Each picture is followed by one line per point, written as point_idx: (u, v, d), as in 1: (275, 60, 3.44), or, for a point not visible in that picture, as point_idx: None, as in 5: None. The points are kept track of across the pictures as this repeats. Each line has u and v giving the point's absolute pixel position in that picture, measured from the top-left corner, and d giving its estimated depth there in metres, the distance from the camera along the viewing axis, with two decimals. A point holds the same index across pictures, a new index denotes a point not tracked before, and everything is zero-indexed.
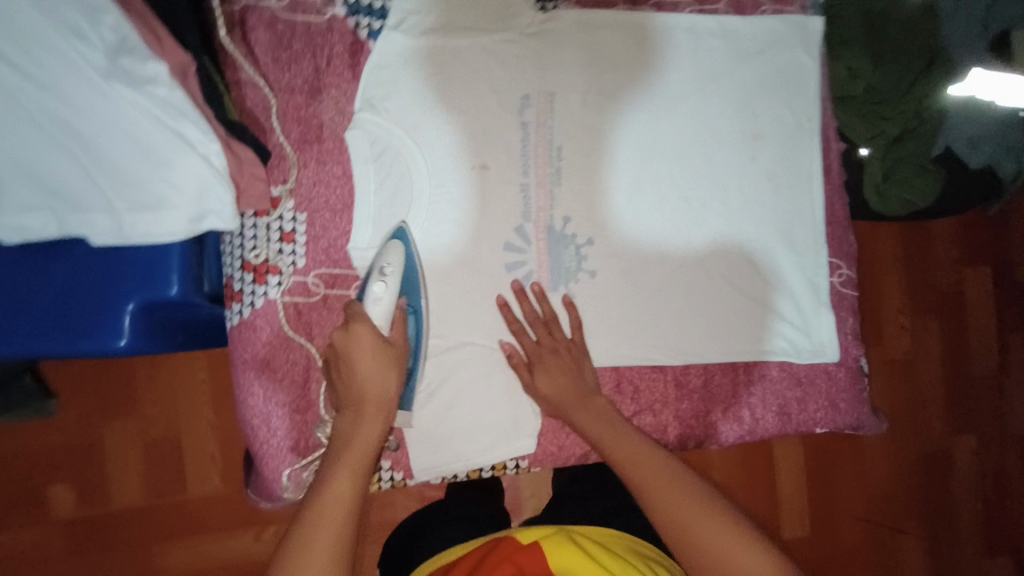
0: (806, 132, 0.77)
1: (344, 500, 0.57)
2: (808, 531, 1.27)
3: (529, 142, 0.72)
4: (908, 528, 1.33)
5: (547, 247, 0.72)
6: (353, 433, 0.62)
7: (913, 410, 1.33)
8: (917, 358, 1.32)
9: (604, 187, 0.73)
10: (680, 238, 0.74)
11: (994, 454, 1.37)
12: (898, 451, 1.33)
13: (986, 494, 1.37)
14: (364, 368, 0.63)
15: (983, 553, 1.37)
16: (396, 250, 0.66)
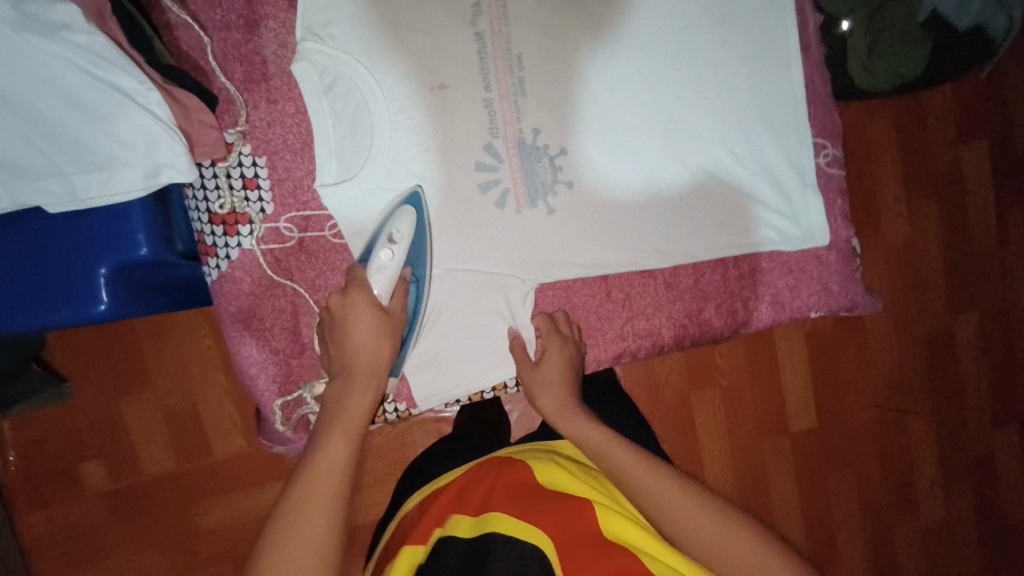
0: (780, 7, 0.72)
1: (339, 459, 0.60)
2: (818, 422, 1.30)
3: (486, 54, 0.68)
4: (915, 408, 1.36)
5: (519, 162, 0.70)
6: (347, 399, 0.64)
7: (914, 294, 1.32)
8: (918, 242, 1.30)
9: (572, 91, 0.69)
10: (657, 136, 0.71)
11: (998, 328, 1.38)
12: (903, 336, 1.33)
13: (992, 367, 1.39)
14: (360, 334, 0.66)
15: (990, 424, 1.41)
16: (407, 217, 0.66)
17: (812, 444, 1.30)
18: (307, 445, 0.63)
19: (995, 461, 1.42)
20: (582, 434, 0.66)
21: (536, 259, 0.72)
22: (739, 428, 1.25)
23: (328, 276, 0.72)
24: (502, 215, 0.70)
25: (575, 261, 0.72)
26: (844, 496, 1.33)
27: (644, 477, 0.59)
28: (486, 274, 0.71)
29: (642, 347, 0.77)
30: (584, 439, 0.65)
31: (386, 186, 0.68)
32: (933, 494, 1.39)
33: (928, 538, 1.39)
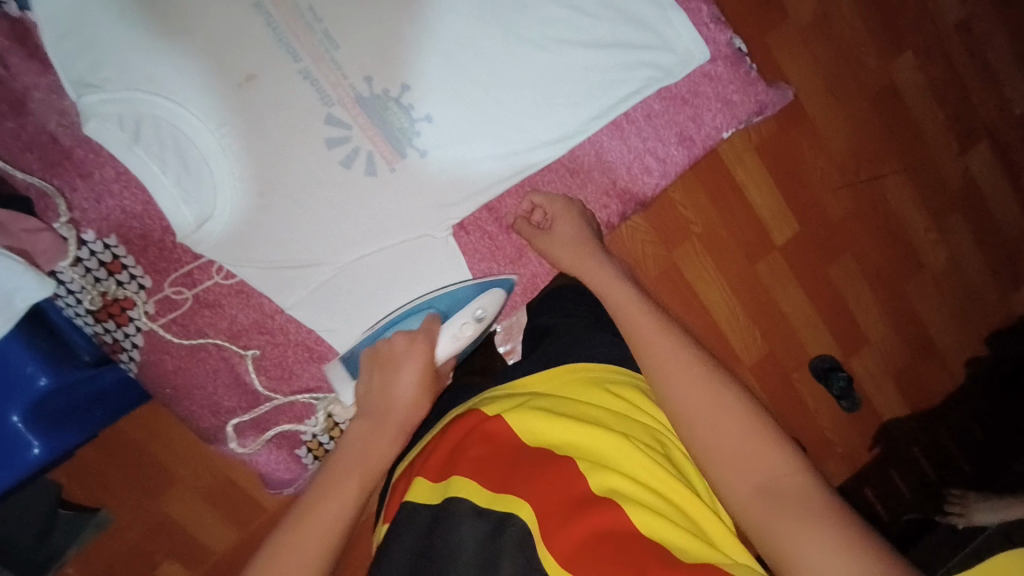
0: None
1: (343, 511, 0.51)
2: (800, 225, 1.27)
3: (276, 21, 0.60)
4: (885, 167, 1.34)
5: (368, 120, 0.64)
6: (368, 442, 0.56)
7: (843, 58, 1.26)
8: (829, 6, 1.24)
9: (385, 19, 0.62)
10: (492, 26, 0.64)
11: (936, 53, 1.34)
12: (851, 104, 1.28)
13: (944, 95, 1.36)
14: (404, 386, 0.61)
15: (960, 150, 1.40)
16: (497, 299, 0.68)
17: (804, 247, 1.28)
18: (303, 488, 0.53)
19: (976, 183, 1.42)
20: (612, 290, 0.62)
21: (434, 207, 0.68)
22: (731, 263, 1.22)
23: (243, 317, 0.67)
24: (376, 180, 0.65)
25: (473, 192, 0.68)
26: (849, 280, 1.33)
27: (657, 346, 0.55)
28: (394, 245, 0.68)
29: None
30: (614, 297, 0.61)
31: (247, 207, 0.63)
32: (931, 240, 1.39)
33: (940, 283, 1.41)
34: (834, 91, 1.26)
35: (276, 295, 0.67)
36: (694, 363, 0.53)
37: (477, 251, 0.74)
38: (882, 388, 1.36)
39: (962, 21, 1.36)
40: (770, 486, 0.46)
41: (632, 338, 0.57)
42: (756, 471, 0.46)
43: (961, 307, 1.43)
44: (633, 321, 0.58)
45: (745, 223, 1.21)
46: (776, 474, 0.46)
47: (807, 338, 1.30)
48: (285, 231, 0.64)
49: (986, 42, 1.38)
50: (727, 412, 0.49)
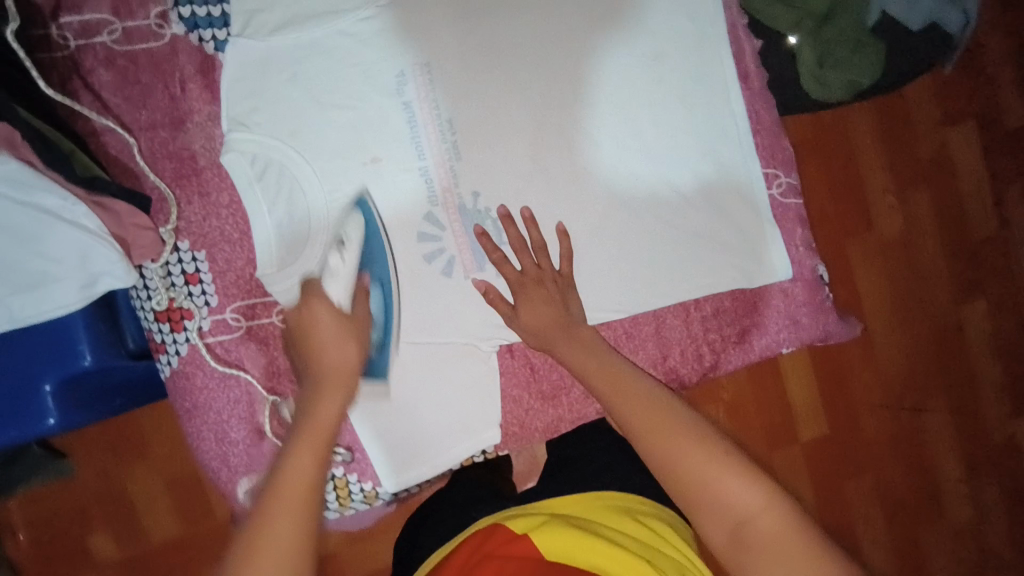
0: (717, 29, 0.69)
1: (304, 481, 0.53)
2: (829, 430, 1.25)
3: (417, 122, 0.67)
4: (931, 404, 1.31)
5: (462, 228, 0.68)
6: (314, 406, 0.58)
7: (914, 289, 1.29)
8: (913, 237, 1.29)
9: (510, 151, 0.68)
10: (601, 185, 0.69)
11: (1009, 313, 1.35)
12: (911, 333, 1.29)
13: (1009, 354, 1.35)
14: (320, 333, 0.61)
15: (1014, 413, 1.35)
16: (356, 220, 0.66)
17: (825, 453, 1.26)
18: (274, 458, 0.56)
19: None
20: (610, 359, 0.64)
21: (490, 324, 0.69)
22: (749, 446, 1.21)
23: (281, 361, 0.69)
24: (448, 283, 0.69)
25: None
26: (863, 503, 1.28)
27: (643, 412, 0.60)
28: (441, 345, 0.70)
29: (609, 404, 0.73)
30: (603, 368, 0.64)
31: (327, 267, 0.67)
32: (960, 492, 1.33)
33: (958, 542, 1.33)
34: (898, 314, 1.28)
35: None
36: (705, 448, 0.57)
37: (515, 375, 0.72)
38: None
39: None
40: (744, 526, 0.55)
41: (655, 452, 0.59)
42: (730, 516, 0.55)
43: None
44: (621, 388, 0.62)
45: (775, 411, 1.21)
46: (748, 515, 0.55)
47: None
48: None
49: None
50: (707, 463, 0.57)
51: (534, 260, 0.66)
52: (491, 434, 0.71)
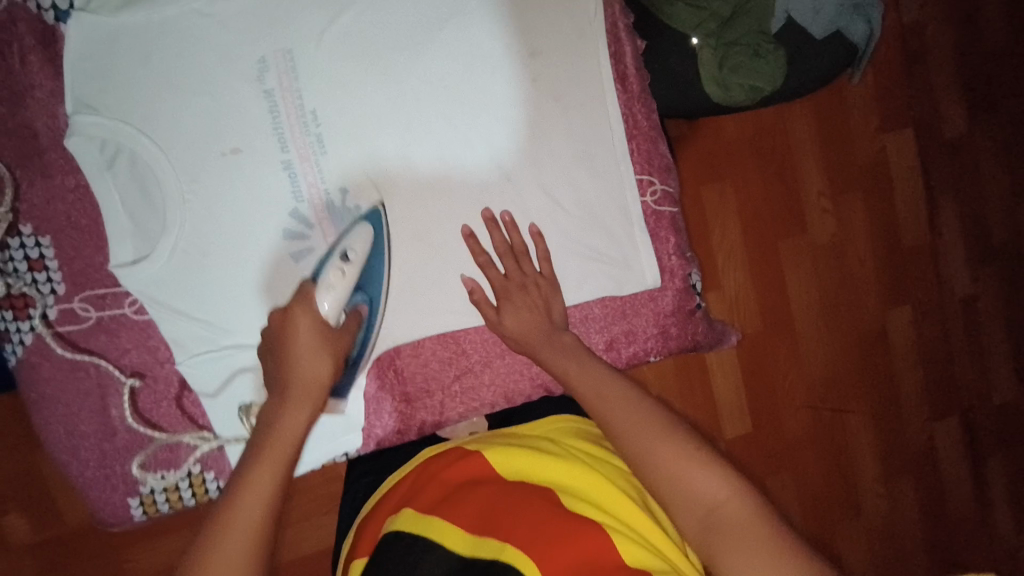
0: (594, 28, 0.68)
1: (265, 493, 0.53)
2: (752, 425, 1.27)
3: (279, 112, 0.64)
4: (851, 405, 1.34)
5: (329, 225, 0.66)
6: (280, 418, 0.60)
7: (844, 290, 1.31)
8: (844, 238, 1.30)
9: (377, 144, 0.66)
10: (473, 184, 0.67)
11: (930, 320, 1.38)
12: (837, 331, 1.31)
13: (928, 358, 1.39)
14: (297, 344, 0.62)
15: (931, 416, 1.40)
16: (365, 235, 0.65)
17: (748, 448, 1.27)
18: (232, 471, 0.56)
19: (937, 455, 1.40)
20: (568, 364, 0.63)
21: None
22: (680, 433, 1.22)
23: (134, 353, 0.68)
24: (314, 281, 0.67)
25: (397, 326, 0.69)
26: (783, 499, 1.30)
27: (617, 413, 0.57)
28: None
29: (472, 409, 0.73)
30: (568, 373, 0.62)
31: (181, 260, 0.65)
32: (875, 490, 1.37)
33: (872, 538, 1.36)
34: (825, 314, 1.30)
35: (174, 351, 0.67)
36: (677, 447, 0.53)
37: (381, 377, 0.71)
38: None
39: (968, 299, 1.40)
40: (711, 519, 0.49)
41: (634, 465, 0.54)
42: (699, 506, 0.50)
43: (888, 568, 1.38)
44: (598, 391, 0.59)
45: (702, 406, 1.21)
46: (714, 505, 0.50)
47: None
48: (208, 293, 0.66)
49: (985, 326, 1.42)
50: (670, 456, 0.53)
51: (519, 264, 0.67)
52: (354, 433, 0.71)
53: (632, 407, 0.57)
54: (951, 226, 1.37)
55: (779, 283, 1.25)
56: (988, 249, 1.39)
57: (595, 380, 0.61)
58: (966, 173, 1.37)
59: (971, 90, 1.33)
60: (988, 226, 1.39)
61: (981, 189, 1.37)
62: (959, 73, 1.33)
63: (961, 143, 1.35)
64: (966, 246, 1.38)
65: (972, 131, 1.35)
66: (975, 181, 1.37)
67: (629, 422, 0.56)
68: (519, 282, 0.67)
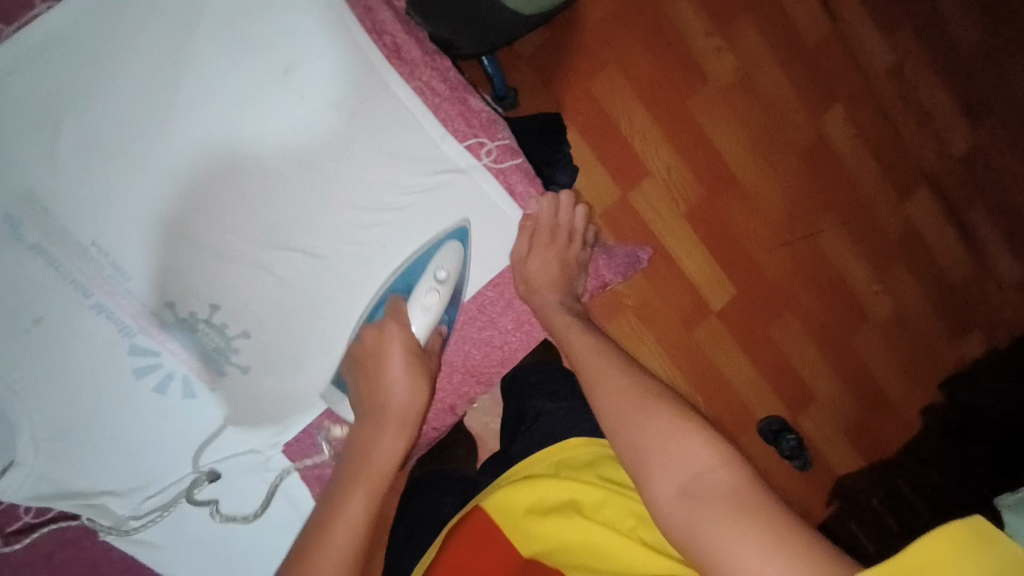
0: (337, 12, 0.59)
1: (377, 486, 0.55)
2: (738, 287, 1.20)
3: (56, 259, 0.57)
4: (826, 222, 1.24)
5: (176, 345, 0.60)
6: (391, 406, 0.58)
7: (769, 121, 1.19)
8: (752, 67, 1.18)
9: (178, 242, 0.58)
10: (296, 234, 0.60)
11: (868, 109, 1.25)
12: (782, 162, 1.20)
13: (880, 146, 1.26)
14: (411, 335, 0.59)
15: (899, 197, 1.28)
16: (469, 221, 0.63)
17: (746, 310, 1.20)
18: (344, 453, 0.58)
19: (921, 233, 1.29)
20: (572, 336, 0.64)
21: (262, 424, 0.64)
22: (664, 342, 1.17)
23: None
24: (197, 402, 0.62)
25: (302, 404, 0.64)
26: (796, 342, 1.23)
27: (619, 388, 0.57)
28: (223, 459, 0.64)
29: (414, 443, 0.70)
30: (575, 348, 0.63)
31: (53, 450, 0.60)
32: (876, 290, 1.27)
33: (893, 336, 1.29)
34: (760, 149, 1.18)
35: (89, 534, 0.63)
36: (678, 419, 0.51)
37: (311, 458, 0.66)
38: (840, 445, 1.26)
39: (894, 69, 1.27)
40: (695, 486, 0.47)
41: (624, 426, 0.53)
42: (684, 471, 0.48)
43: (917, 361, 1.30)
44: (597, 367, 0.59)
45: (687, 288, 1.17)
46: (701, 472, 0.47)
47: (752, 399, 1.23)
48: (102, 463, 0.62)
49: (923, 88, 1.29)
50: (664, 425, 0.51)
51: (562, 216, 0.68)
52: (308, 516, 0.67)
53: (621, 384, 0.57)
54: (850, 6, 1.24)
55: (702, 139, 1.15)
56: (896, 10, 1.26)
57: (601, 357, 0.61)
58: None
59: None
60: None
61: None
62: None
63: None
64: (873, 17, 1.25)
65: None
66: None
67: (641, 398, 0.55)
68: (556, 233, 0.67)
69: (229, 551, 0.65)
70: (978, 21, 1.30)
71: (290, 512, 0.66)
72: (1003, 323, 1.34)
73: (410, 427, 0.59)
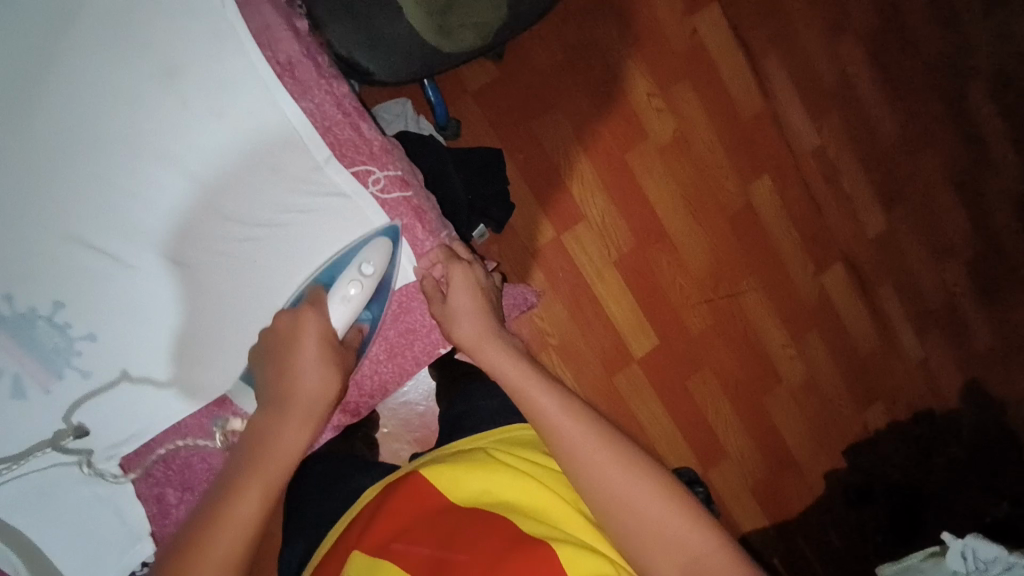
0: (229, 24, 0.59)
1: (251, 517, 0.51)
2: (658, 339, 1.22)
3: None
4: (744, 285, 1.28)
5: (10, 340, 0.57)
6: (278, 432, 0.56)
7: (700, 183, 1.24)
8: (687, 130, 1.22)
9: (28, 233, 0.56)
10: (161, 239, 0.59)
11: (794, 183, 1.31)
12: (708, 224, 1.25)
13: (803, 220, 1.32)
14: (304, 361, 0.57)
15: (817, 270, 1.34)
16: (381, 249, 0.62)
17: (661, 363, 1.22)
18: (222, 476, 0.54)
19: (834, 306, 1.35)
20: (544, 404, 0.59)
21: (100, 433, 0.60)
22: (579, 386, 1.17)
23: None
24: (26, 404, 0.58)
25: (147, 416, 0.61)
26: (707, 398, 1.26)
27: (610, 468, 0.55)
28: (51, 467, 0.60)
29: None
30: (547, 415, 0.59)
31: None
32: (789, 356, 1.32)
33: (802, 404, 1.33)
34: (689, 208, 1.23)
35: None
36: (671, 493, 0.55)
37: (155, 472, 0.63)
38: (744, 503, 1.28)
39: (819, 149, 1.34)
40: (695, 567, 0.52)
41: (626, 504, 0.54)
42: (684, 553, 0.53)
43: (823, 428, 1.35)
44: (581, 431, 0.58)
45: (609, 334, 1.18)
46: (700, 553, 0.52)
47: (662, 450, 1.24)
48: None
49: (845, 171, 1.37)
50: (665, 506, 0.54)
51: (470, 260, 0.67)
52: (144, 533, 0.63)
53: (612, 450, 0.57)
54: (785, 87, 1.30)
55: (633, 192, 1.19)
56: (826, 96, 1.34)
57: (579, 426, 0.58)
58: (787, 28, 1.30)
59: None
60: (819, 73, 1.33)
61: (804, 40, 1.31)
62: None
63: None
64: (805, 100, 1.32)
65: None
66: (796, 34, 1.31)
67: (634, 467, 0.56)
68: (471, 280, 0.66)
69: (43, 573, 0.60)
70: (899, 117, 1.40)
71: (124, 527, 0.63)
72: (904, 400, 1.41)
73: (294, 461, 0.56)
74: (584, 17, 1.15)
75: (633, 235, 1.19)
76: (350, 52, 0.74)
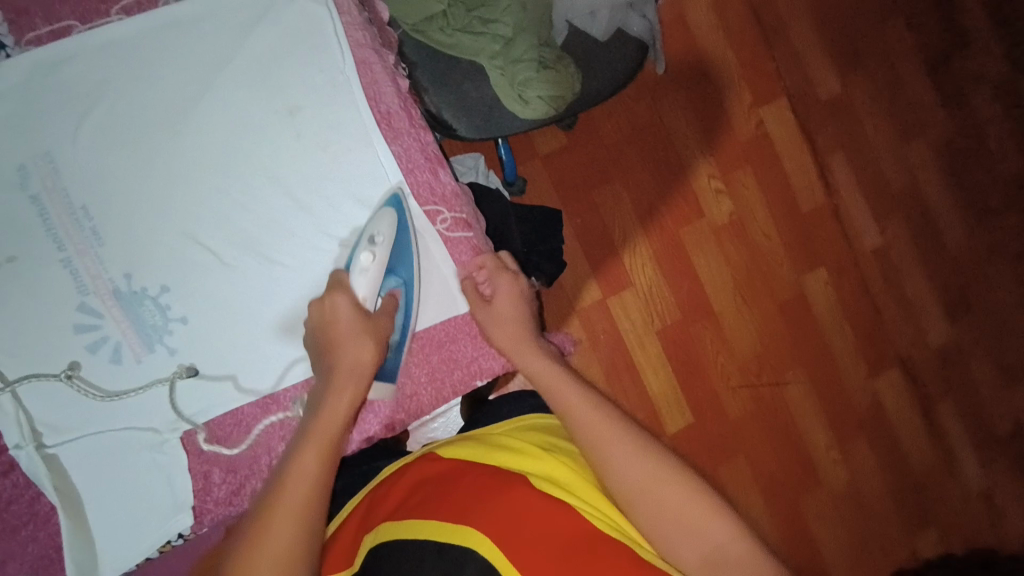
0: (345, 76, 0.70)
1: (309, 476, 0.60)
2: (693, 417, 1.22)
3: (49, 214, 0.65)
4: (790, 376, 1.27)
5: (121, 313, 0.67)
6: (325, 401, 0.64)
7: (753, 268, 1.26)
8: (744, 215, 1.26)
9: (154, 225, 0.67)
10: (257, 243, 0.69)
11: (850, 279, 1.31)
12: (758, 309, 1.26)
13: (858, 320, 1.31)
14: (342, 333, 0.66)
15: (870, 374, 1.31)
16: (389, 217, 0.68)
17: (695, 442, 1.21)
18: (288, 448, 0.63)
19: (885, 412, 1.31)
20: (574, 405, 0.67)
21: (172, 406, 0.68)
22: None
23: None
24: (119, 370, 0.67)
25: (215, 395, 0.69)
26: (740, 487, 1.23)
27: (635, 469, 0.62)
28: (128, 430, 0.68)
29: None
30: (578, 417, 0.66)
31: None
32: (833, 459, 1.28)
33: (844, 510, 1.27)
34: (739, 291, 1.25)
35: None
36: (694, 487, 0.61)
37: (207, 452, 0.69)
38: None
39: (880, 251, 1.34)
40: (718, 554, 0.58)
41: (651, 499, 0.60)
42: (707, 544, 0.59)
43: (864, 541, 1.27)
44: (606, 433, 0.64)
45: (645, 403, 1.19)
46: (722, 542, 0.58)
47: None
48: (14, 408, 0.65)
49: (907, 277, 1.36)
50: (689, 501, 0.60)
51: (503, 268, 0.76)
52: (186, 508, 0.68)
53: (642, 454, 0.63)
54: (849, 187, 1.33)
55: (684, 268, 1.22)
56: (890, 199, 1.35)
57: (614, 436, 0.64)
58: (856, 132, 1.34)
59: (839, 54, 1.33)
60: (885, 177, 1.35)
61: (871, 144, 1.35)
62: (819, 35, 1.32)
63: (841, 103, 1.33)
64: (869, 201, 1.34)
65: (848, 91, 1.33)
66: (865, 138, 1.34)
67: (659, 466, 0.62)
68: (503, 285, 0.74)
69: (101, 526, 0.67)
70: (967, 229, 1.39)
71: (171, 500, 0.69)
72: (956, 527, 1.32)
73: (341, 426, 0.64)
74: (657, 102, 1.23)
75: (680, 309, 1.22)
76: (439, 108, 0.85)
